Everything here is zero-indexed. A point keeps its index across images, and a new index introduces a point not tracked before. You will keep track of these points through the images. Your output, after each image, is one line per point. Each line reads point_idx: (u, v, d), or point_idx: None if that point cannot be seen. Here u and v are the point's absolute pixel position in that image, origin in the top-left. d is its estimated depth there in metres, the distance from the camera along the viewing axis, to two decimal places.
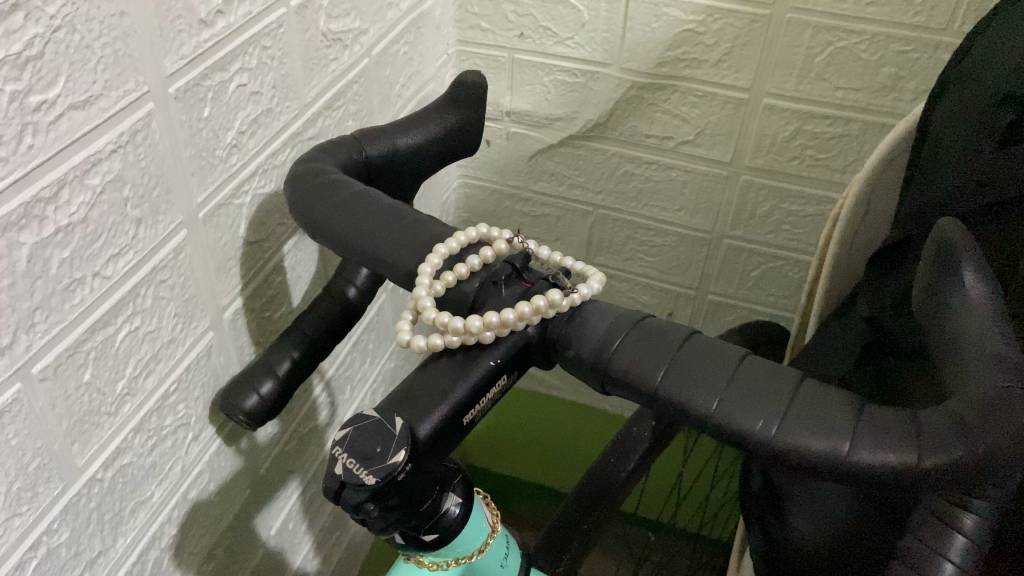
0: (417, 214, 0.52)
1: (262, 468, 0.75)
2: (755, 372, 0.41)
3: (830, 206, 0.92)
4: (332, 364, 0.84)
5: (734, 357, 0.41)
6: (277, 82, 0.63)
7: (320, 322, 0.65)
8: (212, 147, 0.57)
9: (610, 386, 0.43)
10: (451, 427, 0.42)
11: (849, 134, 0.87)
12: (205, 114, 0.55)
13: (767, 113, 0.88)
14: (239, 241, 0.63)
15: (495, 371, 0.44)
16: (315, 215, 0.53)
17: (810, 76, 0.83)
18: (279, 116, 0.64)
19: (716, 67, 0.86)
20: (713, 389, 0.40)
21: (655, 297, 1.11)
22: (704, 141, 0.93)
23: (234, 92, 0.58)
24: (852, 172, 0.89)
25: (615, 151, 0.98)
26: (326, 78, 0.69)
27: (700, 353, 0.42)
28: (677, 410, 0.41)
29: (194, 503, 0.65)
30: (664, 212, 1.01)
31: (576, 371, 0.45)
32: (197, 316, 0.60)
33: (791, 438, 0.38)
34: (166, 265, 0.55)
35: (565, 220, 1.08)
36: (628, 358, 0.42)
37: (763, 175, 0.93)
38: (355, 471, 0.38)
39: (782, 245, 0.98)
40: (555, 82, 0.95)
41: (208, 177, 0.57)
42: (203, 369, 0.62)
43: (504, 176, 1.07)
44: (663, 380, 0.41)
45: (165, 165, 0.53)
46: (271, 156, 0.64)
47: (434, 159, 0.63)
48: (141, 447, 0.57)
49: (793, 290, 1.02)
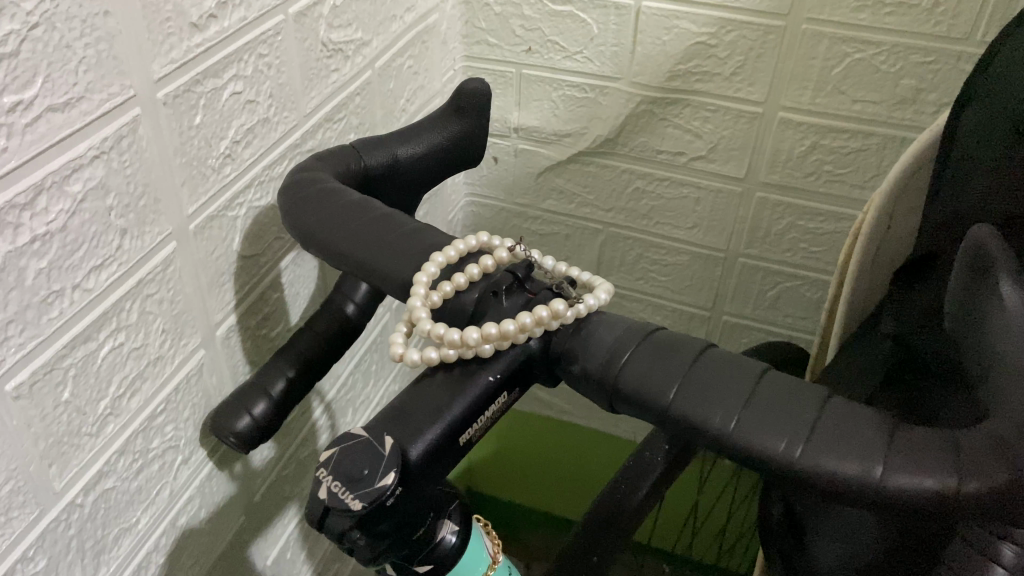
0: (415, 223, 0.49)
1: (257, 493, 0.72)
2: (777, 388, 0.37)
3: (849, 224, 0.89)
4: (332, 385, 0.81)
5: (754, 372, 0.38)
6: (274, 91, 0.61)
7: (316, 340, 0.62)
8: (204, 156, 0.55)
9: (618, 403, 0.40)
10: (446, 447, 0.39)
11: (868, 149, 0.84)
12: (196, 122, 0.53)
13: (783, 127, 0.85)
14: (233, 256, 0.60)
15: (494, 388, 0.40)
16: (308, 224, 0.51)
17: (827, 88, 0.81)
18: (276, 126, 0.62)
19: (729, 80, 0.84)
20: (731, 406, 0.37)
21: (667, 318, 1.08)
22: (718, 157, 0.90)
23: (227, 100, 0.56)
24: (871, 188, 0.86)
25: (625, 168, 0.96)
26: (326, 89, 0.67)
27: (717, 369, 0.38)
28: (692, 429, 0.37)
29: (183, 531, 0.62)
30: (677, 230, 0.98)
31: (582, 388, 0.42)
32: (187, 333, 0.57)
33: (818, 460, 0.35)
34: (154, 278, 0.53)
35: (575, 239, 1.05)
36: (638, 374, 0.39)
37: (778, 192, 0.90)
38: (339, 495, 0.35)
39: (800, 265, 0.95)
40: (563, 98, 0.92)
41: (199, 188, 0.55)
42: (194, 388, 0.59)
43: (512, 194, 1.04)
44: (677, 396, 0.38)
45: (153, 174, 0.51)
46: (268, 168, 0.62)
47: (436, 170, 0.61)
48: (126, 470, 0.54)
49: (812, 311, 0.98)
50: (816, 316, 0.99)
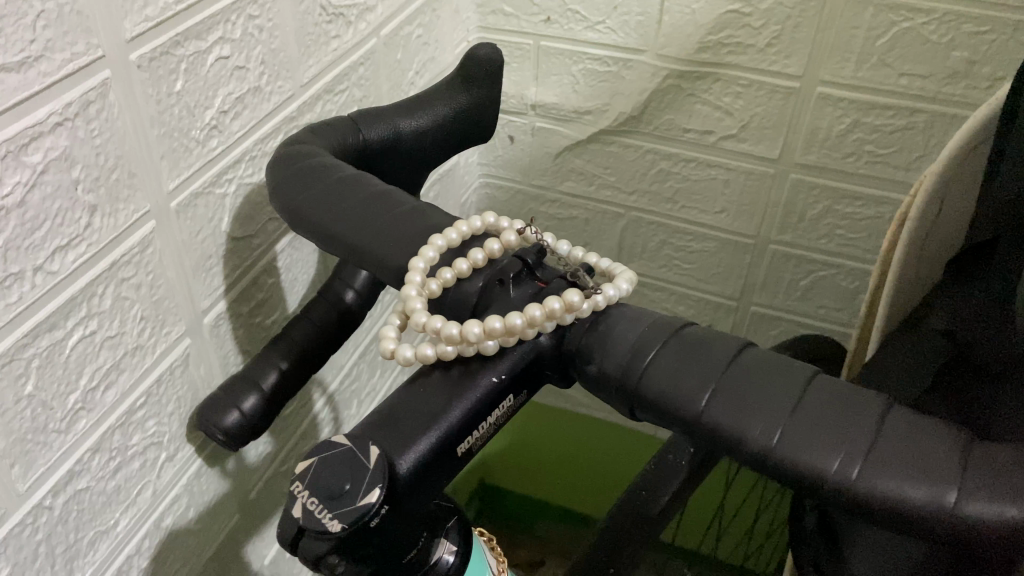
0: (414, 203, 0.45)
1: (253, 491, 0.67)
2: (828, 395, 0.32)
3: (890, 208, 0.83)
4: (335, 376, 0.76)
5: (801, 375, 0.33)
6: (267, 57, 0.55)
7: (312, 329, 0.57)
8: (187, 127, 0.50)
9: (639, 409, 0.35)
10: (442, 459, 0.34)
11: (914, 127, 0.77)
12: (177, 89, 0.48)
13: (821, 104, 0.79)
14: (222, 237, 0.56)
15: (497, 390, 0.35)
16: (296, 202, 0.46)
17: (871, 60, 0.74)
18: (269, 97, 0.57)
19: (764, 52, 0.77)
20: (774, 417, 0.31)
21: (692, 308, 1.02)
22: (749, 136, 0.84)
23: (213, 65, 0.51)
24: (916, 170, 0.80)
25: (649, 148, 0.90)
26: (326, 58, 0.62)
27: (756, 371, 0.33)
28: (728, 443, 0.32)
29: (169, 533, 0.57)
30: (703, 215, 0.92)
31: (598, 392, 0.36)
32: (169, 321, 0.52)
33: (877, 483, 0.29)
34: (130, 260, 0.48)
35: (594, 223, 1.00)
36: (664, 376, 0.33)
37: (815, 174, 0.84)
38: (316, 515, 0.30)
39: (835, 252, 0.89)
40: (584, 72, 0.87)
41: (182, 162, 0.50)
42: (179, 381, 0.55)
43: (529, 176, 0.99)
44: (710, 404, 0.32)
45: (127, 145, 0.46)
46: (261, 142, 0.57)
47: (443, 145, 0.56)
48: (101, 470, 0.50)
49: (848, 302, 0.92)
50: (851, 307, 0.93)
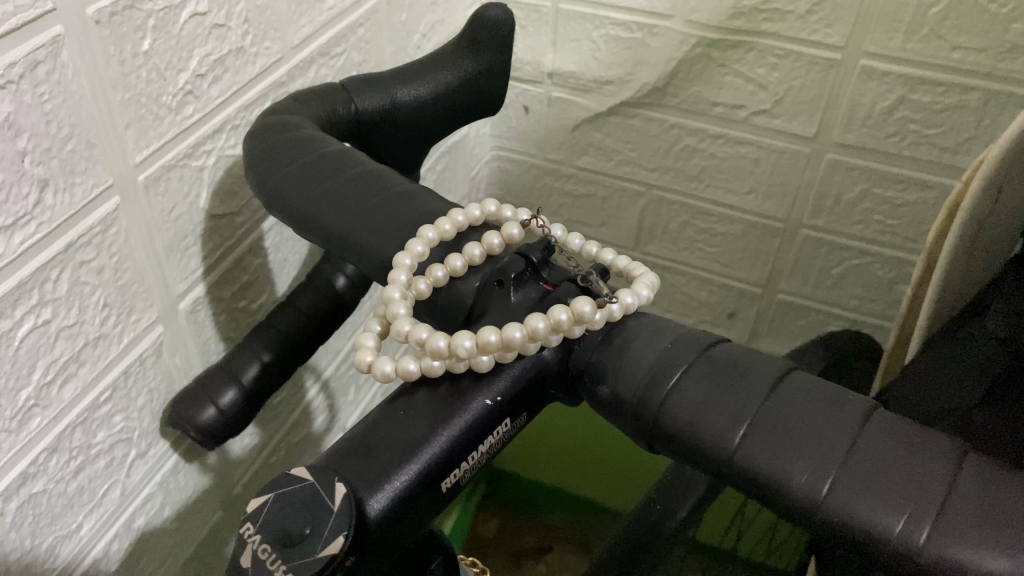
0: (405, 185, 0.39)
1: (237, 486, 0.62)
2: (891, 435, 0.26)
3: (934, 193, 0.76)
4: (330, 361, 0.72)
5: (859, 410, 0.27)
6: (251, 14, 0.50)
7: (299, 317, 0.52)
8: (157, 93, 0.44)
9: (657, 443, 0.29)
10: (421, 497, 0.28)
11: (965, 106, 0.70)
12: (144, 48, 0.43)
13: (864, 78, 0.72)
14: (199, 214, 0.50)
15: (491, 414, 0.30)
16: (272, 179, 0.40)
17: (921, 32, 0.67)
18: (254, 59, 0.51)
19: (803, 20, 0.71)
20: (825, 461, 0.25)
21: (714, 294, 0.96)
22: (784, 111, 0.77)
23: (187, 23, 0.45)
24: (965, 153, 0.73)
25: (673, 122, 0.83)
26: (320, 17, 0.56)
27: (803, 402, 0.27)
28: (766, 490, 0.26)
29: (141, 534, 0.53)
30: (730, 195, 0.86)
31: (610, 417, 0.31)
32: (138, 308, 0.48)
33: (951, 552, 0.23)
34: (90, 242, 0.43)
35: (612, 201, 0.94)
36: (690, 403, 0.28)
37: (854, 154, 0.77)
38: (267, 567, 0.26)
39: (872, 238, 0.82)
40: (605, 38, 0.80)
41: (151, 131, 0.45)
42: (150, 372, 0.50)
43: (544, 149, 0.93)
44: (744, 441, 0.27)
45: (82, 112, 0.40)
46: (246, 109, 0.51)
47: (447, 117, 0.50)
48: (60, 471, 0.45)
49: (882, 292, 0.86)
50: (885, 298, 0.86)
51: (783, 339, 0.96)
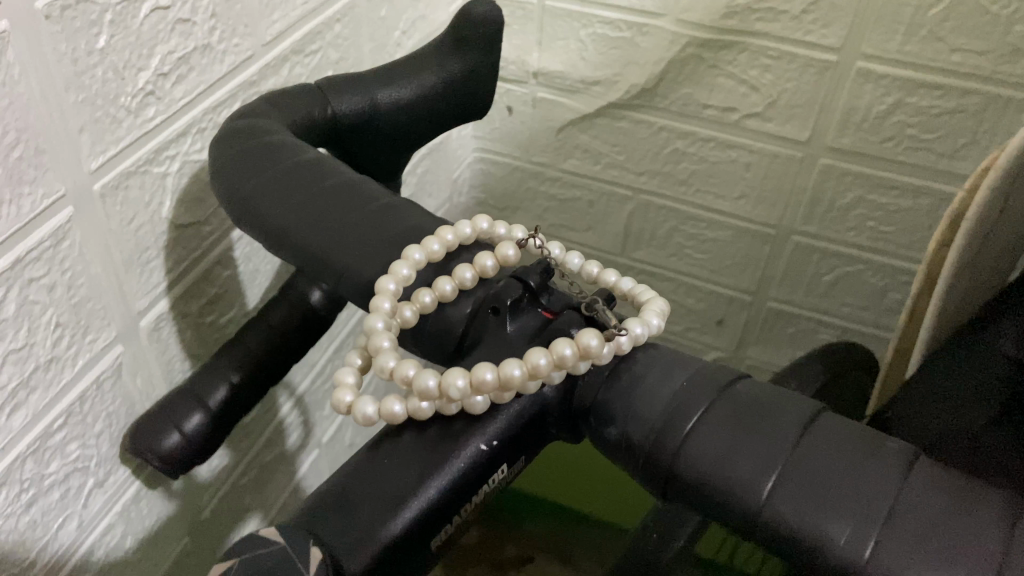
0: (388, 197, 0.36)
1: (205, 510, 0.59)
2: (936, 491, 0.24)
3: (930, 200, 0.74)
4: (305, 376, 0.68)
5: (899, 459, 0.24)
6: (219, 8, 0.46)
7: (271, 333, 0.48)
8: (114, 93, 0.41)
9: (672, 492, 0.27)
10: (411, 553, 0.26)
11: (964, 111, 0.68)
12: (99, 45, 0.39)
13: (860, 81, 0.70)
14: (163, 224, 0.47)
15: (485, 459, 0.28)
16: (239, 190, 0.37)
17: (921, 33, 0.65)
18: (222, 57, 0.47)
19: (798, 20, 0.68)
20: (865, 520, 0.23)
21: (702, 301, 0.94)
22: (777, 114, 0.75)
23: (148, 18, 0.41)
24: (963, 158, 0.71)
25: (662, 125, 0.80)
26: (294, 12, 0.53)
27: (836, 450, 0.25)
28: (796, 549, 0.24)
29: (101, 567, 0.49)
30: (720, 200, 0.84)
31: (617, 460, 0.29)
32: (94, 326, 0.44)
33: None
34: (41, 256, 0.39)
35: (598, 205, 0.91)
36: (712, 451, 0.26)
37: (848, 159, 0.75)
38: None
39: (865, 246, 0.80)
40: (593, 37, 0.77)
41: (108, 135, 0.41)
42: (109, 395, 0.46)
43: (529, 151, 0.90)
44: (774, 495, 0.24)
45: (30, 115, 0.36)
46: (213, 110, 0.48)
47: (431, 122, 0.47)
48: (9, 506, 0.41)
49: (875, 300, 0.84)
50: (878, 306, 0.84)
51: (772, 347, 0.94)
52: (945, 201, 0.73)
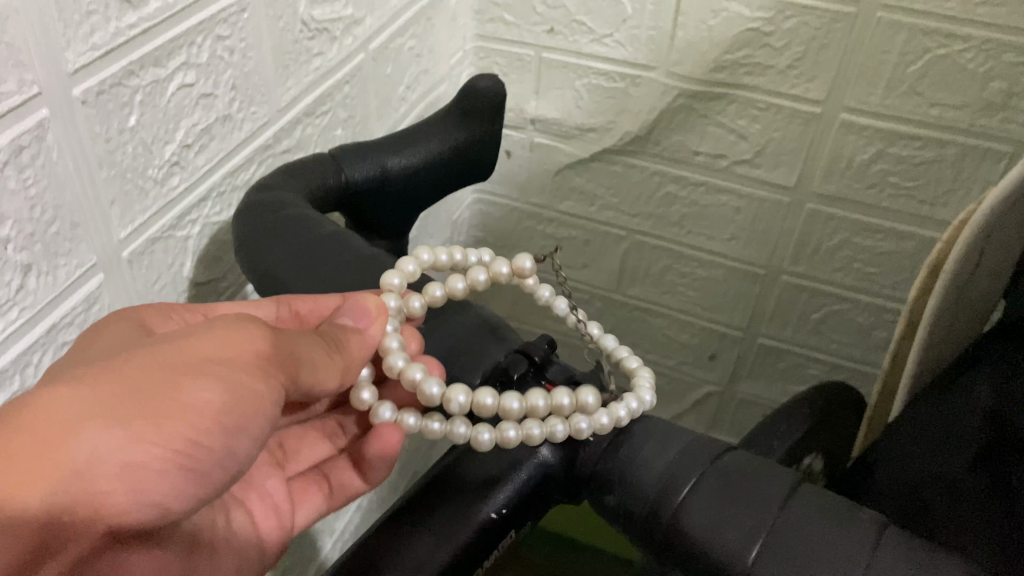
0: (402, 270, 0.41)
1: None
2: (902, 560, 0.27)
3: (913, 243, 0.77)
4: None
5: (871, 532, 0.28)
6: (238, 81, 0.49)
7: None
8: (142, 166, 0.43)
9: (668, 553, 0.31)
10: None
11: (943, 160, 0.71)
12: (131, 123, 0.42)
13: (844, 131, 0.73)
14: (183, 283, 0.49)
15: (495, 525, 0.33)
16: (265, 264, 0.40)
17: (901, 87, 0.68)
18: (240, 125, 0.50)
19: (784, 75, 0.72)
20: None
21: (695, 336, 0.96)
22: (764, 162, 0.78)
23: (174, 94, 0.44)
24: (943, 205, 0.74)
25: (655, 169, 0.84)
26: (307, 78, 0.56)
27: (814, 522, 0.29)
28: None
29: None
30: (711, 241, 0.87)
31: (618, 524, 0.33)
32: None
33: None
34: (73, 321, 0.42)
35: (594, 244, 0.94)
36: (704, 520, 0.30)
37: (833, 205, 0.78)
38: None
39: (851, 285, 0.83)
40: (588, 87, 0.80)
41: (136, 206, 0.44)
42: None
43: (526, 192, 0.93)
44: (759, 561, 0.28)
45: (67, 193, 0.39)
46: (231, 174, 0.51)
47: (437, 185, 0.50)
48: None
49: (862, 337, 0.87)
50: (865, 343, 0.87)
51: (763, 380, 0.96)
52: (927, 244, 0.77)
